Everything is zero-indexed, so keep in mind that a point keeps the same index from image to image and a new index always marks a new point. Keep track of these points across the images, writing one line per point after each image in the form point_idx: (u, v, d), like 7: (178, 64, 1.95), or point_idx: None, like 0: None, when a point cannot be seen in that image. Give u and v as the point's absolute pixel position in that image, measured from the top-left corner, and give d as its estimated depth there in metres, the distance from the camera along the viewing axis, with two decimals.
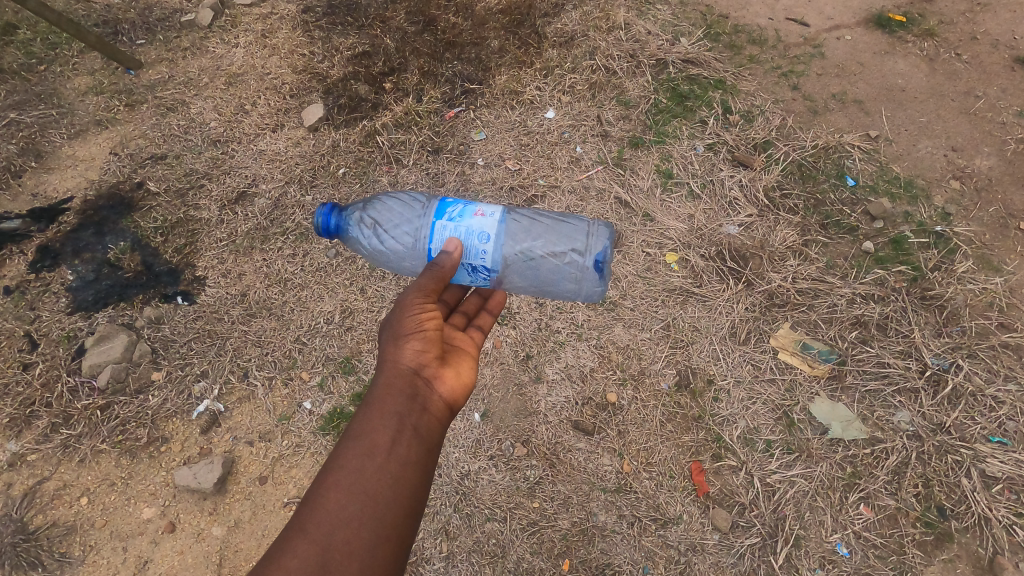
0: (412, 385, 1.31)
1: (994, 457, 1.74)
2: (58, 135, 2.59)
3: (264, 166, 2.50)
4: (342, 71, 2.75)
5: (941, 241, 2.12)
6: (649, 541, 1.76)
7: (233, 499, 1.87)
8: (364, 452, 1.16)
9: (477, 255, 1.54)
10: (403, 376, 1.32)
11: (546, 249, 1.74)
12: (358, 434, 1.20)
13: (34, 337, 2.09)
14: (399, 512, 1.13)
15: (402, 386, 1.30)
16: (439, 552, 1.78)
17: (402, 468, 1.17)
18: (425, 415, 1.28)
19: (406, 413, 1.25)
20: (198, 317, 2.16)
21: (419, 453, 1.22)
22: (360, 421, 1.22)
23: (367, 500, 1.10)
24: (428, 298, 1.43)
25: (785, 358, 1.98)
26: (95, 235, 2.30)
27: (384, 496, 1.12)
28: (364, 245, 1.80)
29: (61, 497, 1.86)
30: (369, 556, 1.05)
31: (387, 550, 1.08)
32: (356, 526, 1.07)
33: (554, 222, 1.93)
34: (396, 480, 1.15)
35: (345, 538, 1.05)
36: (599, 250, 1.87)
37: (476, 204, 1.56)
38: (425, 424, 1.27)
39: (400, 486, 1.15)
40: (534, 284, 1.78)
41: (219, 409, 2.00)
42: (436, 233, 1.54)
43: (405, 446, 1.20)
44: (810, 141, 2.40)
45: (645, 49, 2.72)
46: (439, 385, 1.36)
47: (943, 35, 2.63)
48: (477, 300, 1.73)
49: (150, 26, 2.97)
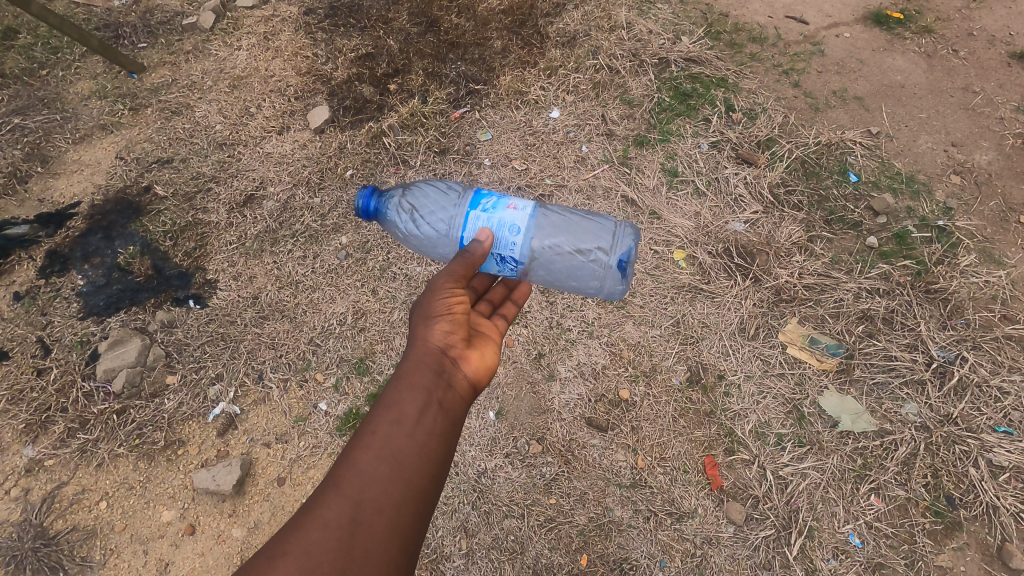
0: (439, 363, 1.33)
1: (1001, 446, 1.78)
2: (63, 140, 2.58)
3: (271, 169, 2.51)
4: (346, 73, 2.76)
5: (944, 236, 2.16)
6: (665, 535, 1.79)
7: (252, 501, 1.88)
8: (394, 419, 1.18)
9: (505, 246, 1.53)
10: (430, 354, 1.34)
11: (571, 247, 1.76)
12: (388, 403, 1.22)
13: (46, 342, 2.09)
14: (426, 478, 1.15)
15: (430, 363, 1.32)
16: (459, 549, 1.80)
17: (429, 438, 1.19)
18: (451, 391, 1.31)
19: (433, 388, 1.27)
20: (210, 320, 2.17)
21: (445, 426, 1.24)
22: (389, 392, 1.25)
23: (396, 463, 1.12)
24: (457, 283, 1.46)
25: (794, 352, 2.01)
26: (105, 239, 2.31)
27: (412, 461, 1.14)
28: (400, 228, 1.86)
29: (80, 502, 1.87)
30: (397, 515, 1.07)
31: (413, 512, 1.10)
32: (386, 486, 1.09)
33: (579, 222, 1.95)
34: (423, 448, 1.17)
35: (375, 495, 1.07)
36: (624, 250, 1.86)
37: (510, 197, 1.56)
38: (451, 400, 1.29)
39: (426, 454, 1.17)
40: (558, 280, 1.80)
41: (235, 411, 2.02)
42: (469, 223, 1.54)
43: (431, 418, 1.22)
44: (813, 138, 2.43)
45: (647, 48, 2.74)
46: (463, 365, 1.38)
47: (940, 31, 2.67)
48: (503, 291, 1.76)
49: (151, 29, 2.97)
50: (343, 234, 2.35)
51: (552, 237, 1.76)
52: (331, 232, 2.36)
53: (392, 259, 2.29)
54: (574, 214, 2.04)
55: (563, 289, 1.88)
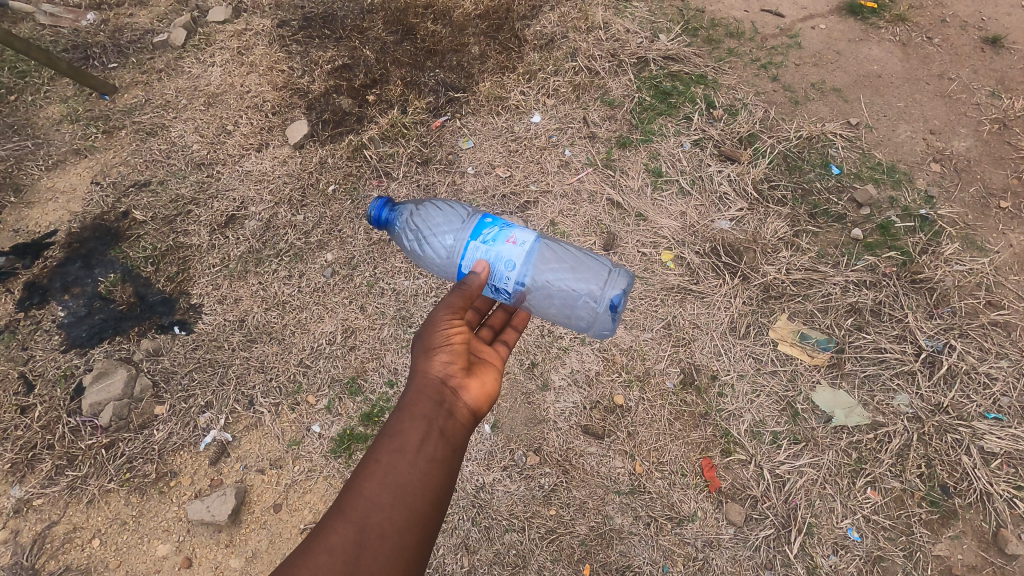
0: (440, 392, 1.33)
1: (991, 433, 1.80)
2: (35, 167, 2.52)
3: (252, 188, 2.47)
4: (324, 85, 2.72)
5: (927, 225, 2.17)
6: (667, 540, 1.79)
7: (249, 529, 1.85)
8: (396, 447, 1.18)
9: (501, 278, 1.51)
10: (431, 384, 1.33)
11: (562, 284, 1.77)
12: (391, 433, 1.22)
13: (29, 378, 2.04)
14: (429, 504, 1.14)
15: (430, 392, 1.31)
16: (461, 567, 1.79)
17: (431, 465, 1.18)
18: (452, 419, 1.29)
19: (434, 417, 1.26)
20: (197, 346, 2.13)
21: (448, 456, 1.22)
22: (392, 422, 1.25)
23: (398, 490, 1.11)
24: (456, 315, 1.46)
25: (785, 349, 2.02)
26: (84, 268, 2.26)
27: (414, 487, 1.13)
28: (405, 242, 1.89)
29: (73, 541, 1.83)
30: (400, 541, 1.06)
31: (415, 538, 1.09)
32: (389, 512, 1.08)
33: (575, 261, 1.96)
34: (425, 475, 1.16)
35: (380, 521, 1.06)
36: (616, 293, 1.87)
37: (511, 229, 1.54)
38: (452, 428, 1.28)
39: (429, 481, 1.15)
40: (545, 309, 1.81)
41: (228, 439, 1.99)
42: (468, 253, 1.54)
43: (433, 446, 1.21)
44: (794, 132, 2.44)
45: (625, 48, 2.73)
46: (464, 394, 1.37)
47: (913, 19, 2.69)
48: (502, 316, 1.76)
49: (121, 49, 2.91)
50: (328, 251, 2.32)
51: (545, 270, 1.76)
52: (316, 250, 2.33)
53: (379, 275, 2.27)
54: (571, 251, 2.04)
55: (552, 320, 1.89)
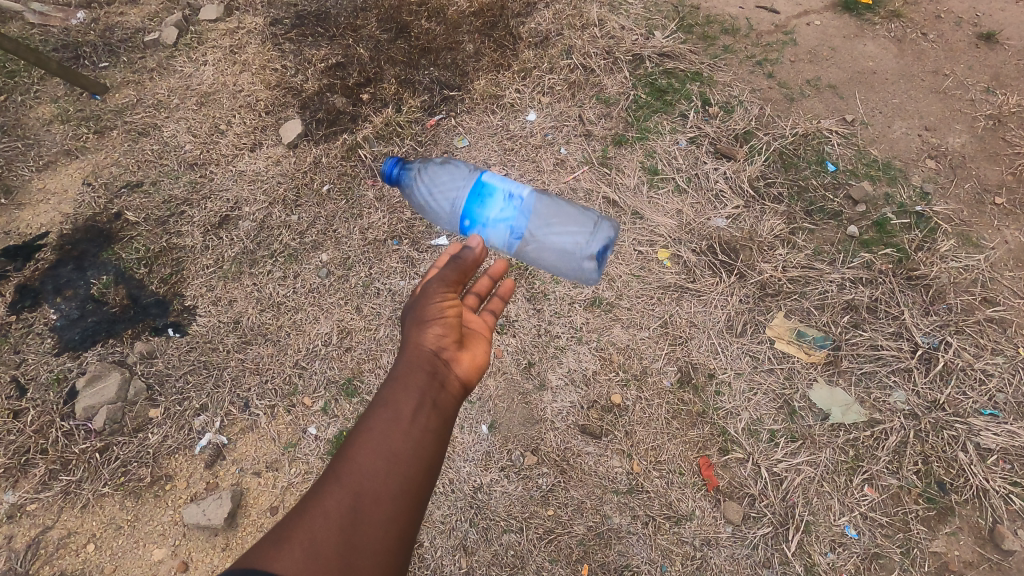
0: (434, 363, 1.29)
1: (987, 429, 1.81)
2: (26, 168, 2.49)
3: (245, 188, 2.45)
4: (317, 84, 2.70)
5: (922, 221, 2.18)
6: (665, 539, 1.79)
7: (246, 532, 1.84)
8: (390, 416, 1.15)
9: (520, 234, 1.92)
10: (424, 355, 1.30)
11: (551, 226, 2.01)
12: (384, 402, 1.19)
13: (21, 382, 2.02)
14: (424, 474, 1.12)
15: (424, 362, 1.28)
16: (459, 568, 1.78)
17: (424, 435, 1.16)
18: (446, 390, 1.26)
19: (428, 388, 1.23)
20: (191, 349, 2.12)
21: (441, 426, 1.20)
22: (385, 392, 1.21)
23: (392, 458, 1.09)
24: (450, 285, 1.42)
25: (782, 346, 2.02)
26: (76, 269, 2.24)
27: (407, 456, 1.11)
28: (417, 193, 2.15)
29: (67, 546, 1.81)
30: (394, 508, 1.05)
31: (409, 507, 1.08)
32: (384, 479, 1.07)
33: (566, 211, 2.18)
34: (418, 444, 1.14)
35: (373, 488, 1.05)
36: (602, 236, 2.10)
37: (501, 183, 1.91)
38: (445, 399, 1.25)
39: (422, 450, 1.13)
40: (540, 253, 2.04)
41: (223, 442, 1.97)
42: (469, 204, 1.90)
43: (427, 416, 1.18)
44: (790, 129, 2.44)
45: (620, 45, 2.72)
46: (458, 365, 1.33)
47: (908, 15, 2.69)
48: (488, 285, 1.65)
49: (112, 48, 2.88)
50: (323, 251, 2.31)
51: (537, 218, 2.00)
52: (311, 250, 2.31)
53: (375, 275, 2.26)
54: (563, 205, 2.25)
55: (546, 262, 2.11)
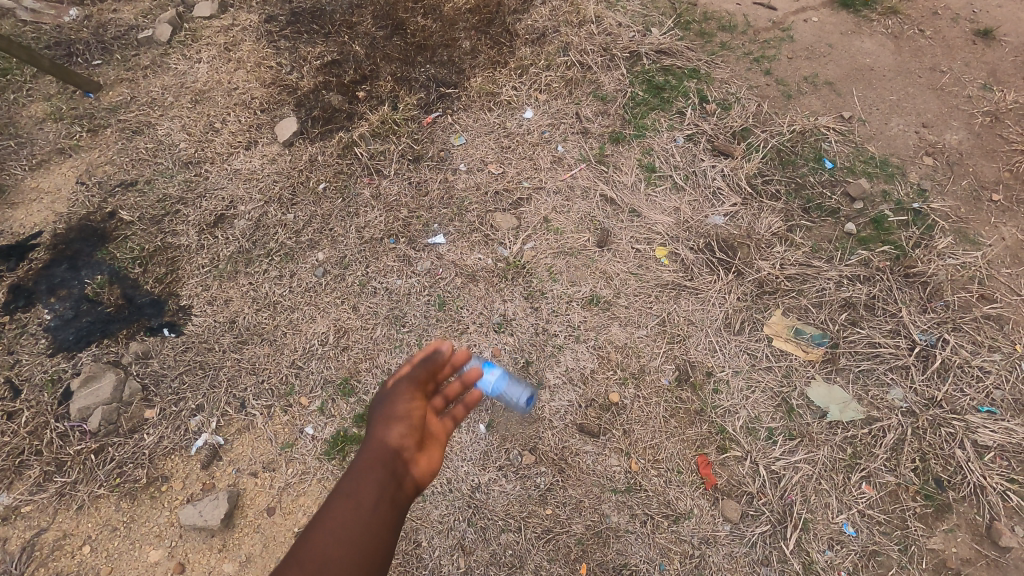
0: (393, 464, 1.23)
1: (985, 426, 1.81)
2: (19, 167, 2.46)
3: (241, 186, 2.43)
4: (312, 81, 2.68)
5: (920, 218, 2.18)
6: (664, 538, 1.79)
7: (242, 533, 1.83)
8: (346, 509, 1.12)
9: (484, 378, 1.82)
10: (385, 453, 1.24)
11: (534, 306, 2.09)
12: (341, 495, 1.16)
13: (15, 383, 2.00)
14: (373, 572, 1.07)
15: (384, 463, 1.22)
16: (457, 568, 1.78)
17: (376, 530, 1.11)
18: (403, 491, 1.20)
19: (384, 485, 1.18)
20: (187, 349, 2.10)
21: (397, 529, 1.16)
22: (343, 486, 1.18)
23: (341, 548, 1.06)
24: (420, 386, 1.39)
25: (780, 344, 2.02)
26: (70, 269, 2.22)
27: (358, 549, 1.07)
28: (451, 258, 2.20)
29: (62, 548, 1.80)
30: None
31: None
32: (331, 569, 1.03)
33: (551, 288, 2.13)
34: (371, 538, 1.10)
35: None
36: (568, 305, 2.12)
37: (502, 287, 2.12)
38: (403, 500, 1.19)
39: (374, 547, 1.09)
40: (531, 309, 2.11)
41: (219, 442, 1.96)
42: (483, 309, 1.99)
43: (381, 513, 1.14)
44: (787, 126, 2.43)
45: (617, 42, 2.71)
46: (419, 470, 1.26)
47: (906, 12, 2.69)
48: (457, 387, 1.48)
49: (105, 45, 2.85)
50: (319, 250, 2.30)
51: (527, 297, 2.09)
52: (307, 249, 2.30)
53: (371, 274, 2.25)
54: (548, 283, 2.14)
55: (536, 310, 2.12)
